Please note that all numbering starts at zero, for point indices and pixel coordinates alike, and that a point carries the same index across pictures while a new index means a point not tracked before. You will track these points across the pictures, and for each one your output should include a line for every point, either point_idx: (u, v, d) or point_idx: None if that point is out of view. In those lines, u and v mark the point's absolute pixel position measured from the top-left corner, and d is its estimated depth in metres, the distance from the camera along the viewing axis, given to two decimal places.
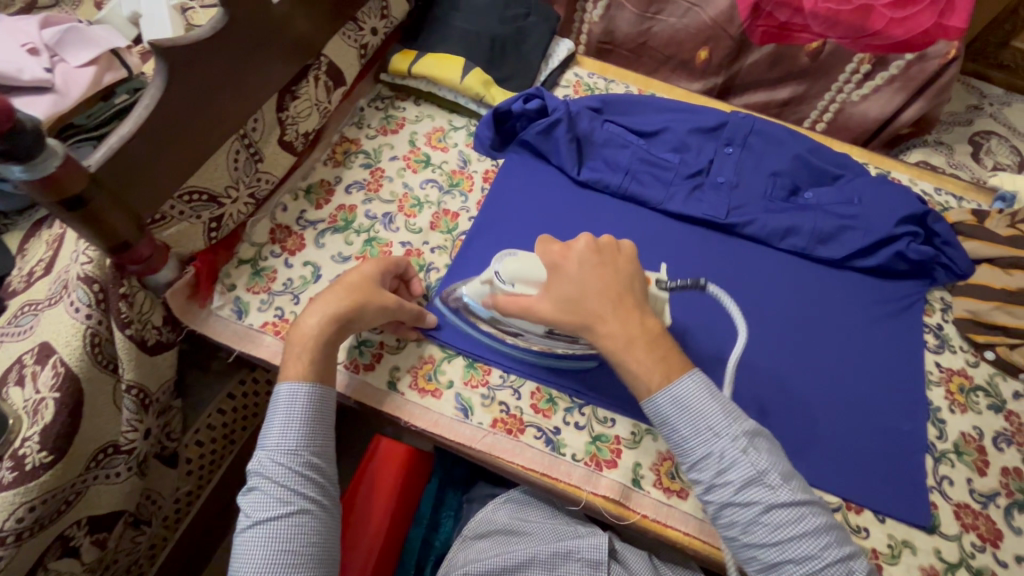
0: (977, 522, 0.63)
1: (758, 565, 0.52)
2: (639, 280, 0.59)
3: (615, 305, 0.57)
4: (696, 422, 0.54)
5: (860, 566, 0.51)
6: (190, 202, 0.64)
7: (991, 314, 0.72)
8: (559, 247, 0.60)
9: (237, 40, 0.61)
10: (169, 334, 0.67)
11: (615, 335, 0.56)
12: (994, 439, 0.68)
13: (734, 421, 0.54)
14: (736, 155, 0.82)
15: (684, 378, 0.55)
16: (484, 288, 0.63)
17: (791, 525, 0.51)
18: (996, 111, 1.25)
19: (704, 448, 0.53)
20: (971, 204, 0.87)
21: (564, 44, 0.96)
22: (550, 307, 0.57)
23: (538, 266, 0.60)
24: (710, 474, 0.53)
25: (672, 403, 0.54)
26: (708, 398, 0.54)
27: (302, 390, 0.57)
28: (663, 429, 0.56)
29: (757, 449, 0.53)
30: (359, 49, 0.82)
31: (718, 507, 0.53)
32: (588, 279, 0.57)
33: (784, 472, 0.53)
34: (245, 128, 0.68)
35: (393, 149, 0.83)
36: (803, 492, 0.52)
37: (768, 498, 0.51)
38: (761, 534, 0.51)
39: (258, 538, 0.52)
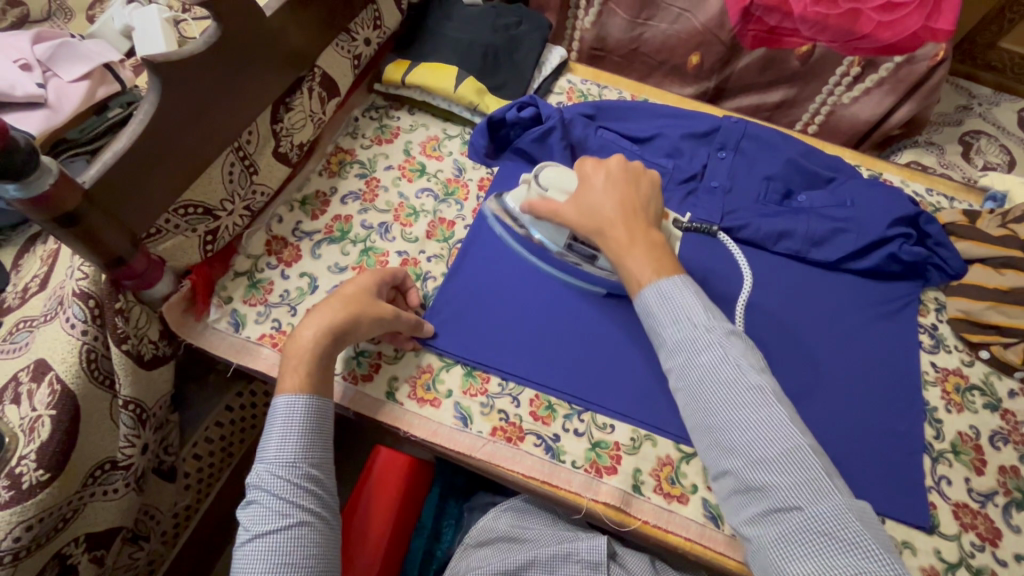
0: (976, 521, 0.63)
1: (717, 448, 0.55)
2: (654, 204, 0.67)
3: (627, 215, 0.63)
4: (677, 313, 0.59)
5: (823, 463, 0.52)
6: (185, 216, 0.64)
7: (984, 313, 0.73)
8: (592, 162, 0.68)
9: (230, 54, 0.62)
10: (165, 348, 0.67)
11: (620, 238, 0.62)
12: (990, 437, 0.68)
13: (714, 318, 0.58)
14: (730, 159, 0.82)
15: (673, 278, 0.61)
16: (521, 190, 0.71)
17: (750, 409, 0.54)
18: (985, 111, 1.27)
19: (681, 335, 0.58)
20: (962, 205, 0.88)
21: (557, 51, 0.96)
22: (571, 210, 0.65)
23: (570, 179, 0.68)
24: (683, 358, 0.58)
25: (658, 296, 0.60)
26: (691, 294, 0.60)
27: (300, 402, 0.57)
28: (648, 325, 0.61)
29: (731, 344, 0.57)
30: (352, 60, 0.82)
31: (686, 389, 0.57)
32: (611, 192, 0.65)
33: (755, 365, 0.56)
34: (239, 140, 0.68)
35: (388, 159, 0.84)
36: (770, 384, 0.55)
37: (731, 378, 0.55)
38: (723, 416, 0.54)
39: (258, 551, 0.52)
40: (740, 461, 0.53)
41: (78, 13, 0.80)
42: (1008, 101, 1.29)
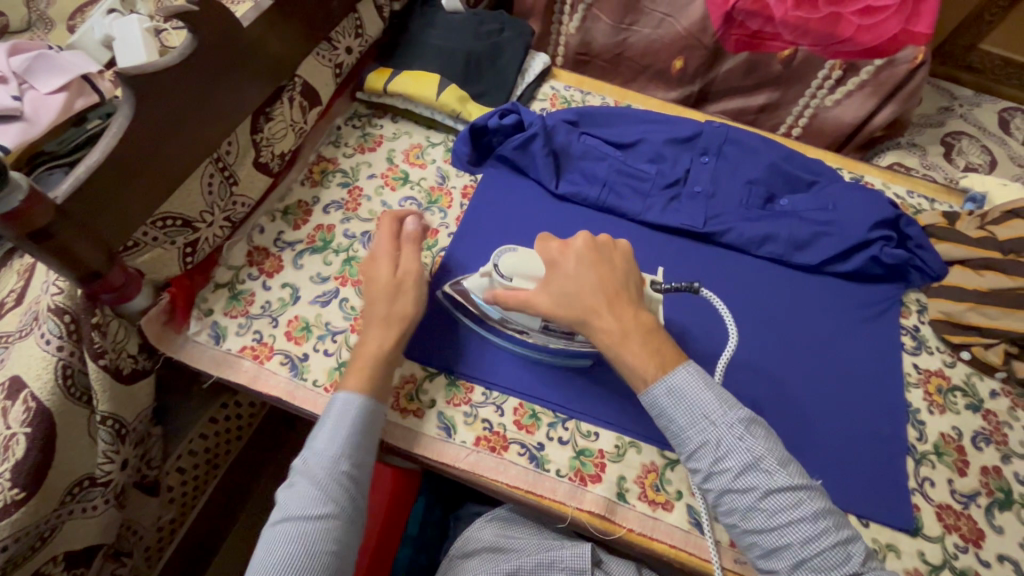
0: (959, 522, 0.63)
1: (760, 551, 0.52)
2: (634, 279, 0.62)
3: (610, 300, 0.59)
4: (691, 411, 0.55)
5: (862, 552, 0.50)
6: (164, 228, 0.63)
7: (965, 315, 0.73)
8: (557, 244, 0.62)
9: (207, 65, 0.61)
10: (145, 363, 0.66)
11: (610, 329, 0.58)
12: (973, 438, 0.69)
13: (730, 408, 0.54)
14: (712, 163, 0.83)
15: (680, 369, 0.56)
16: (483, 282, 0.64)
17: (791, 510, 0.51)
18: (967, 112, 1.28)
19: (701, 437, 0.54)
20: (942, 206, 0.89)
21: (540, 58, 0.97)
22: (545, 299, 0.60)
23: (536, 263, 0.62)
24: (707, 462, 0.54)
25: (668, 394, 0.56)
26: (704, 387, 0.55)
27: (356, 401, 0.58)
28: (660, 420, 0.57)
29: (753, 435, 0.53)
30: (334, 69, 0.82)
31: (718, 495, 0.54)
32: (585, 276, 0.60)
33: (783, 457, 0.53)
34: (218, 151, 0.67)
35: (371, 167, 0.83)
36: (803, 479, 0.52)
37: (766, 483, 0.51)
38: (759, 520, 0.51)
39: (287, 535, 0.50)
40: (787, 564, 0.50)
41: (56, 22, 0.79)
42: (988, 102, 1.30)
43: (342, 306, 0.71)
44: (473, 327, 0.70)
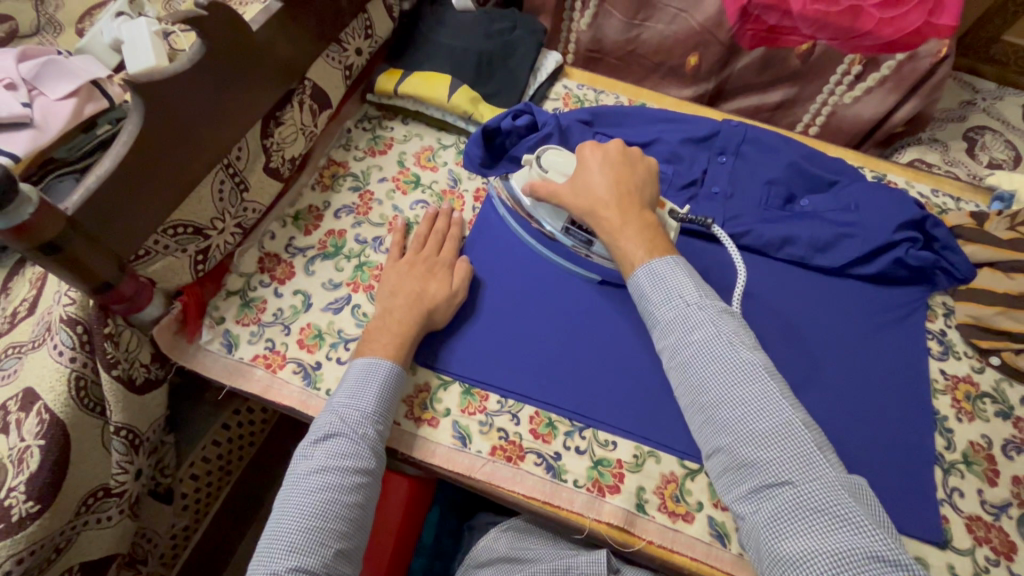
0: (990, 534, 0.62)
1: (711, 426, 0.54)
2: (649, 190, 0.67)
3: (621, 201, 0.64)
4: (667, 293, 0.59)
5: (814, 438, 0.51)
6: (175, 236, 0.62)
7: (995, 319, 0.71)
8: (592, 146, 0.68)
9: (215, 70, 0.60)
10: (158, 371, 0.65)
11: (613, 220, 0.63)
12: (1003, 446, 0.67)
13: (705, 294, 0.59)
14: (730, 164, 0.81)
15: (666, 258, 0.61)
16: (524, 171, 0.72)
17: (744, 387, 0.53)
18: (989, 106, 1.24)
19: (672, 313, 0.59)
20: (968, 205, 0.86)
21: (552, 57, 0.95)
22: (568, 192, 0.66)
23: (572, 163, 0.69)
24: (676, 336, 0.58)
25: (649, 276, 0.60)
26: (683, 274, 0.60)
27: (384, 365, 0.60)
28: (640, 303, 0.62)
29: (723, 321, 0.58)
30: (344, 71, 0.81)
31: (681, 371, 0.57)
32: (607, 173, 0.65)
33: (749, 342, 0.57)
34: (229, 157, 0.66)
35: (382, 171, 0.82)
36: (764, 361, 0.55)
37: (729, 358, 0.55)
38: (716, 395, 0.54)
39: (316, 484, 0.53)
40: (733, 437, 0.52)
41: (67, 26, 0.78)
42: (1012, 95, 1.27)
43: (355, 313, 0.70)
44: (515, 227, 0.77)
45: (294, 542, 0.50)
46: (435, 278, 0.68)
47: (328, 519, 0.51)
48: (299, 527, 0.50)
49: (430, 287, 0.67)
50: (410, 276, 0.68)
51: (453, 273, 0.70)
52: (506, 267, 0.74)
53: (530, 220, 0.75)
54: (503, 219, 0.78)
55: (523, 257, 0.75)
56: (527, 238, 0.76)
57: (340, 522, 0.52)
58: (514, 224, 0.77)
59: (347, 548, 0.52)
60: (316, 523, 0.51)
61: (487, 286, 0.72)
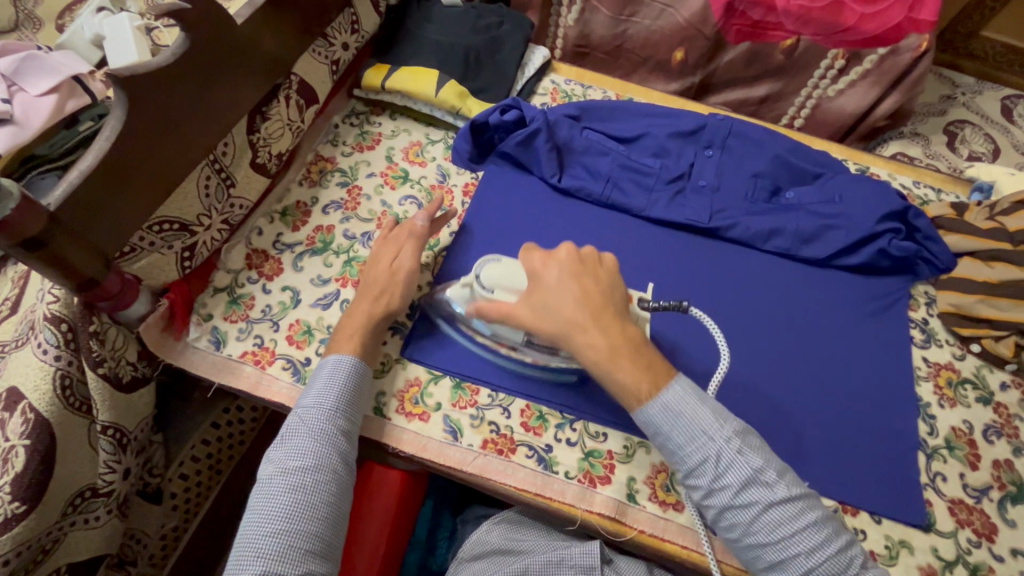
0: (972, 517, 0.63)
1: (763, 564, 0.51)
2: (618, 292, 0.60)
3: (595, 313, 0.57)
4: (688, 428, 0.53)
5: (861, 557, 0.51)
6: (161, 233, 0.62)
7: (975, 307, 0.72)
8: (541, 255, 0.61)
9: (199, 64, 0.59)
10: (145, 369, 0.65)
11: (598, 345, 0.55)
12: (984, 431, 0.68)
13: (724, 422, 0.53)
14: (716, 157, 0.81)
15: (671, 386, 0.55)
16: (463, 292, 0.64)
17: (791, 523, 0.50)
18: (969, 100, 1.27)
19: (701, 455, 0.52)
20: (949, 196, 0.88)
21: (539, 51, 0.95)
22: (528, 313, 0.58)
23: (519, 275, 0.61)
24: (707, 479, 0.52)
25: (662, 411, 0.54)
26: (699, 404, 0.54)
27: (346, 361, 0.60)
28: (657, 438, 0.55)
29: (750, 447, 0.52)
30: (331, 66, 0.81)
31: (718, 511, 0.52)
32: (569, 291, 0.58)
33: (780, 468, 0.52)
34: (214, 153, 0.66)
35: (370, 166, 0.82)
36: (799, 486, 0.52)
37: (766, 497, 0.50)
38: (761, 534, 0.50)
39: (282, 486, 0.52)
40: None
41: (46, 21, 0.77)
42: (991, 90, 1.29)
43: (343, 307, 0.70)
44: (455, 335, 0.68)
45: (263, 546, 0.49)
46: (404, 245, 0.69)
47: (296, 518, 0.51)
48: (267, 531, 0.50)
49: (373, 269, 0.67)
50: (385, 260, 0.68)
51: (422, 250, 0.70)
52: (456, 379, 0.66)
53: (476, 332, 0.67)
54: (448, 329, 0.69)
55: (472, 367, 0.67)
56: (479, 350, 0.68)
57: (309, 522, 0.51)
58: (460, 336, 0.68)
59: (319, 547, 0.52)
60: (283, 525, 0.50)
61: (444, 363, 0.67)
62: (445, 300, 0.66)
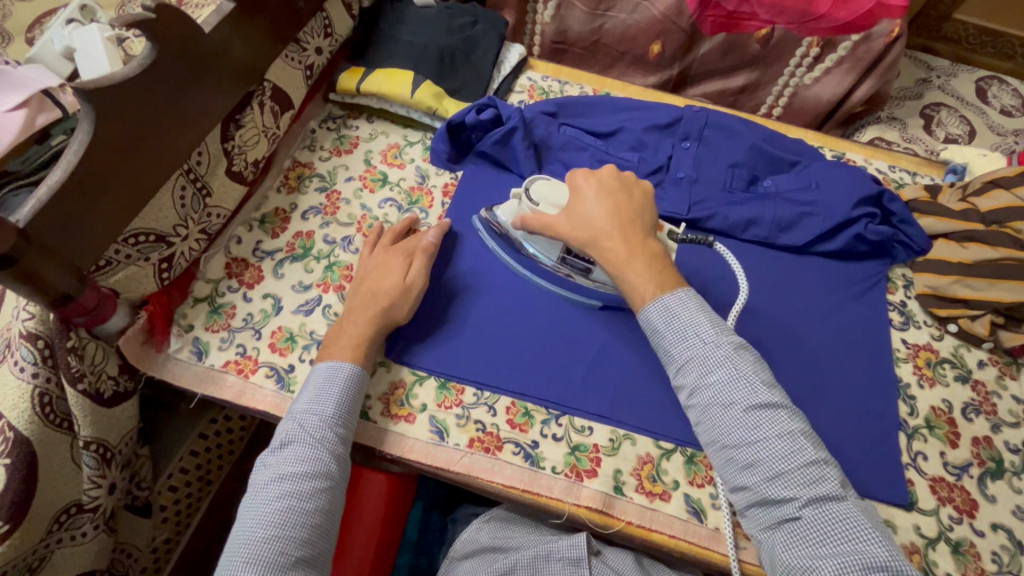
0: (952, 494, 0.64)
1: (734, 467, 0.54)
2: (650, 214, 0.64)
3: (622, 226, 0.61)
4: (683, 329, 0.58)
5: (837, 477, 0.51)
6: (137, 245, 0.61)
7: (951, 288, 0.73)
8: (584, 174, 0.66)
9: (170, 73, 0.59)
10: (127, 383, 0.64)
11: (617, 250, 0.60)
12: (963, 409, 0.69)
13: (721, 330, 0.57)
14: (694, 149, 0.82)
15: (677, 292, 0.59)
16: (513, 204, 0.68)
17: (767, 427, 0.52)
18: (944, 83, 1.28)
19: (690, 353, 0.57)
20: (924, 179, 0.89)
21: (515, 49, 0.95)
22: (564, 222, 0.63)
23: (562, 194, 0.66)
24: (693, 377, 0.56)
25: (661, 313, 0.58)
26: (698, 311, 0.58)
27: (343, 368, 0.60)
28: (654, 339, 0.60)
29: (741, 358, 0.56)
30: (305, 71, 0.80)
31: (700, 411, 0.56)
32: (605, 201, 0.63)
33: (769, 381, 0.55)
34: (189, 163, 0.65)
35: (349, 170, 0.82)
36: (783, 398, 0.54)
37: (745, 399, 0.53)
38: (737, 434, 0.53)
39: (278, 492, 0.53)
40: (759, 478, 0.52)
41: (15, 36, 0.76)
42: (965, 72, 1.31)
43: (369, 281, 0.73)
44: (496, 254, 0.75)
45: (256, 552, 0.49)
46: (394, 267, 0.68)
47: (290, 525, 0.51)
48: (260, 536, 0.50)
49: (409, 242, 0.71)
50: (370, 273, 0.68)
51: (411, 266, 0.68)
52: (488, 289, 0.72)
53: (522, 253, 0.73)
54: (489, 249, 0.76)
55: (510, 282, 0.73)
56: (522, 271, 0.74)
57: (302, 528, 0.51)
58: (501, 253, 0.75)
59: (311, 552, 0.52)
60: (276, 531, 0.51)
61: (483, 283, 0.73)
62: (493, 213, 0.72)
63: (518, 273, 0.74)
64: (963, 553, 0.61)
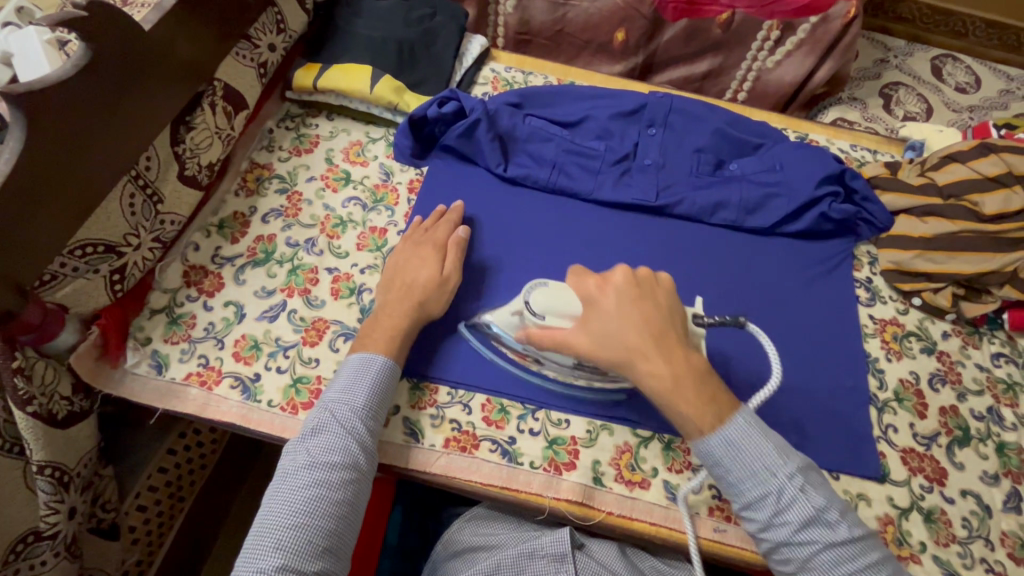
0: (923, 464, 0.65)
1: None
2: (678, 317, 0.58)
3: (656, 339, 0.55)
4: (752, 468, 0.51)
5: None
6: (84, 256, 0.58)
7: (913, 262, 0.75)
8: (595, 280, 0.59)
9: (107, 74, 0.56)
10: (83, 403, 0.62)
11: (660, 373, 0.54)
12: (929, 380, 0.71)
13: (789, 458, 0.52)
14: (659, 135, 0.82)
15: (735, 420, 0.53)
16: (513, 320, 0.61)
17: (848, 564, 0.49)
18: (901, 63, 1.31)
19: (760, 489, 0.51)
20: (885, 156, 0.91)
21: (477, 40, 0.93)
22: (584, 342, 0.56)
23: (572, 301, 0.59)
24: (766, 514, 0.51)
25: (724, 447, 0.52)
26: (763, 439, 0.52)
27: (376, 359, 0.59)
28: (713, 470, 0.53)
29: (811, 486, 0.51)
30: (258, 68, 0.78)
31: (776, 546, 0.51)
32: (628, 319, 0.56)
33: (850, 515, 0.51)
34: (136, 168, 0.62)
35: (309, 170, 0.79)
36: (853, 517, 0.51)
37: (827, 538, 0.49)
38: (817, 571, 0.49)
39: (306, 480, 0.51)
40: None
41: None
42: (920, 51, 1.34)
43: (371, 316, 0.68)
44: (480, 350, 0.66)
45: (281, 539, 0.48)
46: (425, 264, 0.66)
47: (316, 514, 0.50)
48: (285, 524, 0.49)
49: (420, 272, 0.66)
50: (398, 268, 0.67)
51: (444, 258, 0.68)
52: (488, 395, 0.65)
53: (509, 347, 0.64)
54: (473, 347, 0.67)
55: (508, 379, 0.65)
56: (520, 372, 0.66)
57: (329, 519, 0.50)
58: (496, 359, 0.66)
59: (334, 544, 0.50)
60: (303, 519, 0.49)
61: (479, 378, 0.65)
62: (486, 322, 0.64)
63: (518, 376, 0.66)
64: (935, 521, 0.62)
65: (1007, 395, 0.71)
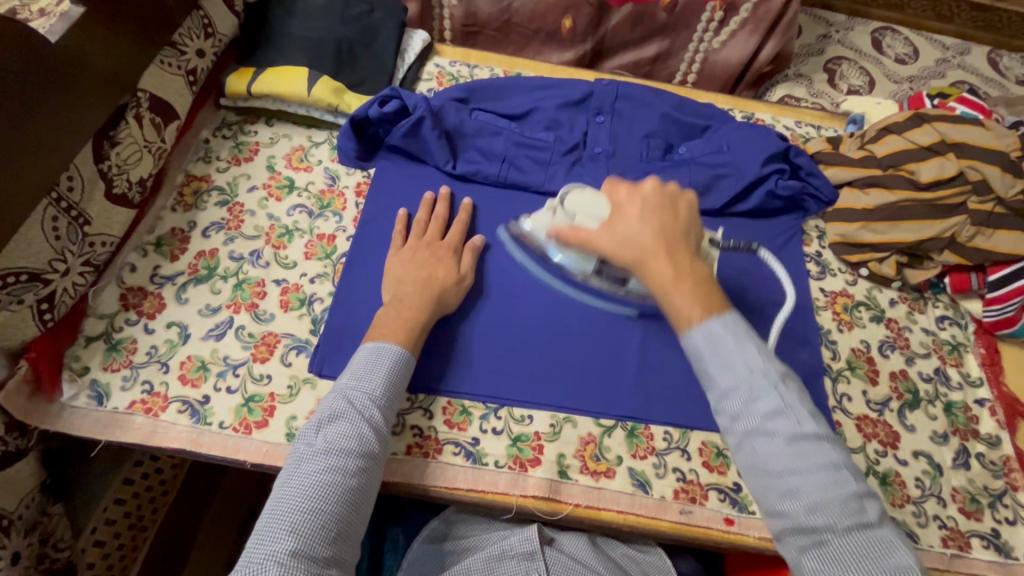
0: (877, 430, 0.67)
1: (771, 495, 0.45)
2: (694, 233, 0.57)
3: (669, 243, 0.53)
4: (728, 360, 0.48)
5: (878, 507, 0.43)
6: (5, 288, 0.54)
7: (858, 234, 0.77)
8: (626, 188, 0.58)
9: (13, 92, 0.52)
10: (18, 441, 0.59)
11: (664, 271, 0.52)
12: (879, 347, 0.73)
13: (768, 360, 0.48)
14: (608, 122, 0.81)
15: (724, 316, 0.50)
16: (548, 217, 0.65)
17: (814, 462, 0.44)
18: (842, 37, 1.33)
19: (732, 378, 0.47)
20: (828, 131, 0.92)
21: (418, 35, 0.91)
22: (605, 240, 0.56)
23: (602, 206, 0.60)
24: (738, 404, 0.47)
25: (706, 339, 0.49)
26: (745, 339, 0.48)
27: (390, 352, 0.58)
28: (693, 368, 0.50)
29: (788, 387, 0.47)
30: (186, 76, 0.74)
31: (741, 438, 0.46)
32: (650, 221, 0.55)
33: (813, 410, 0.47)
34: (58, 189, 0.59)
35: (250, 179, 0.77)
36: (828, 431, 0.46)
37: (792, 429, 0.45)
38: (779, 465, 0.44)
39: (321, 466, 0.50)
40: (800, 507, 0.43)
41: None
42: (860, 25, 1.37)
43: (359, 309, 0.67)
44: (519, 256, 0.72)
45: (296, 521, 0.46)
46: (441, 263, 0.66)
47: (331, 501, 0.48)
48: (299, 507, 0.47)
49: (439, 272, 0.65)
50: (405, 268, 0.66)
51: (460, 259, 0.68)
52: (516, 301, 0.69)
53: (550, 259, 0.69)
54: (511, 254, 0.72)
55: (535, 292, 0.70)
56: (551, 279, 0.70)
57: (343, 505, 0.49)
58: (531, 266, 0.71)
59: (346, 532, 0.48)
60: (316, 503, 0.47)
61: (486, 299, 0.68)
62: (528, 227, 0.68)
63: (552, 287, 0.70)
64: (890, 484, 0.64)
65: (952, 356, 0.74)
